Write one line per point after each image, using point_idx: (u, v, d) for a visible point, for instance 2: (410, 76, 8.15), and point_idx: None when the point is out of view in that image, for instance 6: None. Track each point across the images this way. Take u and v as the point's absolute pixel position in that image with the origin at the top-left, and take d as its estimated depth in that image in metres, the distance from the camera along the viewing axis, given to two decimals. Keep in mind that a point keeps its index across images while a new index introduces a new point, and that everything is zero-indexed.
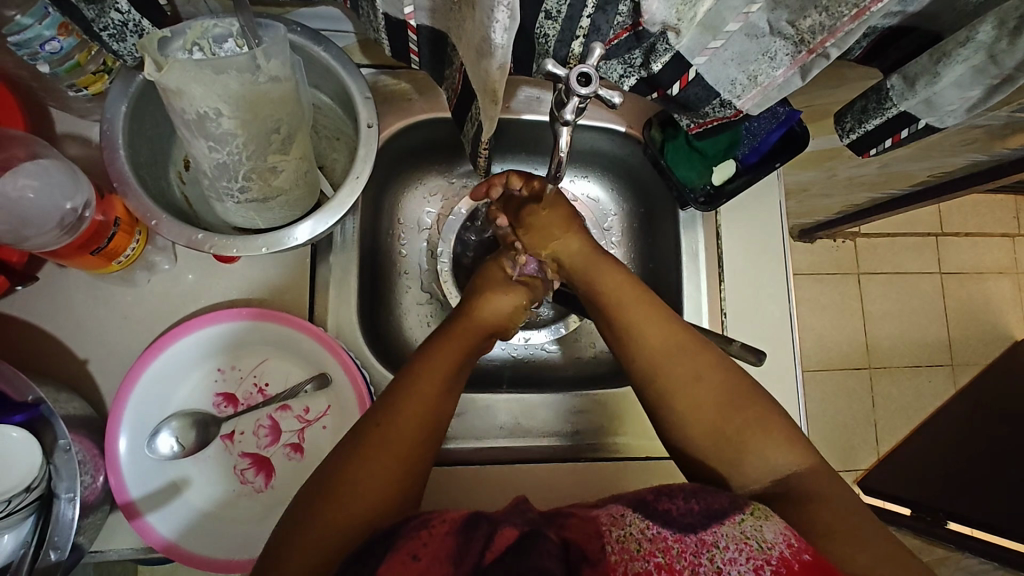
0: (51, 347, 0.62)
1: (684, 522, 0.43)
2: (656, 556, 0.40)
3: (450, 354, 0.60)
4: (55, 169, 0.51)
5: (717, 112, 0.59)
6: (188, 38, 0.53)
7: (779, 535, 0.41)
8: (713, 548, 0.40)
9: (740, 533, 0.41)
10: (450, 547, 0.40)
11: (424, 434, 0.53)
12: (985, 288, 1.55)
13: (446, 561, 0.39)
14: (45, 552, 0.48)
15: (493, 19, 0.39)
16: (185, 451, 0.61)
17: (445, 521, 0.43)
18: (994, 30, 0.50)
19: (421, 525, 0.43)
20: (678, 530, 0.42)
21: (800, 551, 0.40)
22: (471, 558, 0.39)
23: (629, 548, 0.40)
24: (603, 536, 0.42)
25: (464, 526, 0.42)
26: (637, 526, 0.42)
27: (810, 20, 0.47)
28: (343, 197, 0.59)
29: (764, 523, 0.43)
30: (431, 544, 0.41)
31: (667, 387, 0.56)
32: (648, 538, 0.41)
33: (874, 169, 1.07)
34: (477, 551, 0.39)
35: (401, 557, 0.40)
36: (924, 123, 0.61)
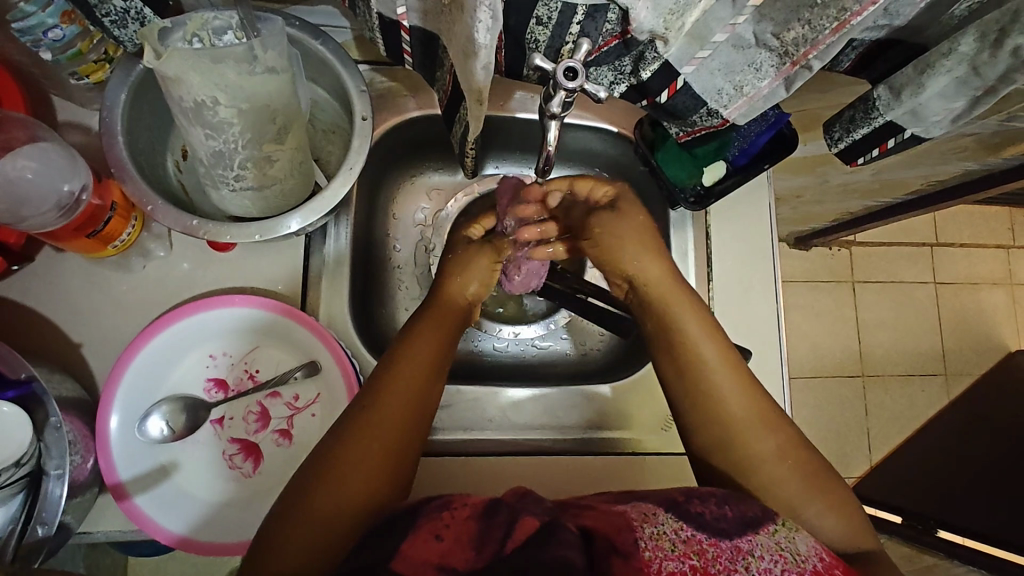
0: (45, 331, 0.63)
1: (717, 526, 0.42)
2: (691, 559, 0.39)
3: (416, 367, 0.55)
4: (54, 152, 0.53)
5: (704, 121, 0.61)
6: (188, 29, 0.54)
7: (811, 547, 0.42)
8: (750, 556, 0.40)
9: (774, 544, 0.42)
10: (472, 532, 0.41)
11: (411, 421, 0.53)
12: (979, 299, 1.56)
13: (468, 544, 0.39)
14: (33, 527, 0.48)
15: (475, 19, 0.41)
16: (175, 435, 0.62)
17: (467, 505, 0.44)
18: (977, 43, 0.51)
19: (443, 506, 0.44)
20: (715, 534, 0.42)
21: (831, 565, 0.41)
22: (492, 544, 0.39)
23: (664, 546, 0.40)
24: (635, 530, 0.41)
25: (485, 511, 0.43)
26: (671, 526, 0.42)
27: (795, 32, 0.47)
28: (336, 186, 0.60)
29: (797, 535, 0.43)
30: (455, 526, 0.41)
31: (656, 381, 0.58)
32: (683, 539, 0.41)
33: (869, 177, 1.08)
34: (498, 538, 0.39)
35: (425, 536, 0.40)
36: (909, 133, 0.62)
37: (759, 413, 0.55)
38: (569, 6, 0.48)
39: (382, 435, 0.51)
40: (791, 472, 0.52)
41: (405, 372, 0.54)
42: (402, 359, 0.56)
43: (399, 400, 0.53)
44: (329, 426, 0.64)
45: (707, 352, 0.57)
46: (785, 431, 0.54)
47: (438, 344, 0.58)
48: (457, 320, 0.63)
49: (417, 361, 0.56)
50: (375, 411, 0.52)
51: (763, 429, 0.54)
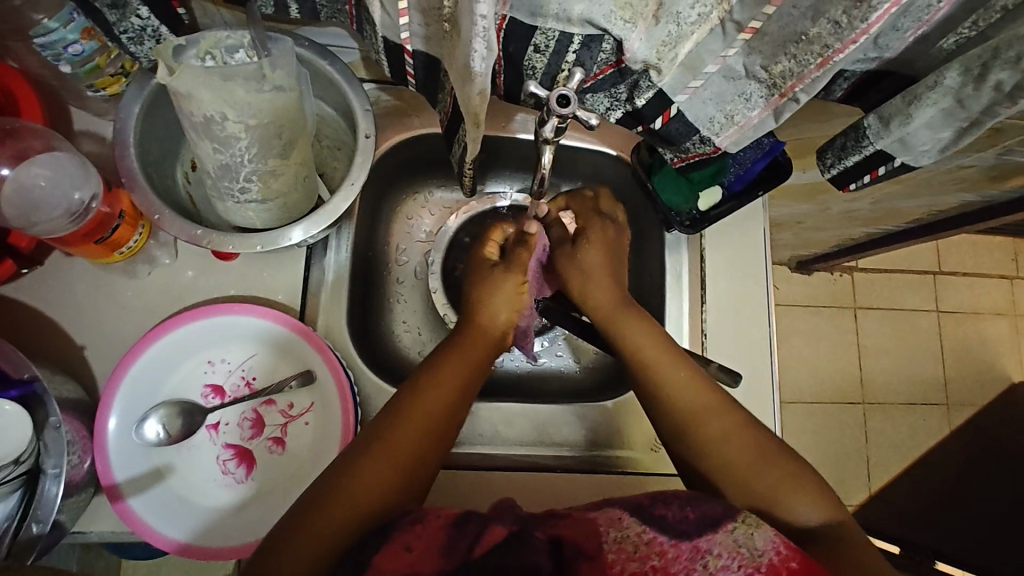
0: (51, 332, 0.65)
1: (679, 528, 0.43)
2: (652, 559, 0.41)
3: (444, 389, 0.56)
4: (68, 161, 0.55)
5: (698, 147, 0.62)
6: (202, 48, 0.56)
7: (769, 542, 0.42)
8: (708, 556, 0.41)
9: (732, 542, 0.42)
10: (442, 541, 0.41)
11: (412, 461, 0.52)
12: (982, 329, 1.55)
13: (440, 553, 0.40)
14: (28, 525, 0.50)
15: (472, 48, 0.42)
16: (172, 439, 0.63)
17: (439, 516, 0.44)
18: (960, 76, 0.52)
19: (416, 520, 0.44)
20: (676, 535, 0.42)
21: (788, 559, 0.40)
22: (461, 551, 0.40)
23: (627, 549, 0.41)
24: (600, 536, 0.43)
25: (458, 521, 0.43)
26: (633, 530, 0.43)
27: (781, 66, 0.49)
28: (337, 201, 0.62)
29: (756, 531, 0.43)
30: (425, 536, 0.42)
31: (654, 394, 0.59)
32: (645, 542, 0.42)
33: (869, 205, 1.08)
34: (467, 544, 0.40)
35: (396, 548, 0.41)
36: (899, 161, 0.63)
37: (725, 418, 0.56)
38: (566, 36, 0.50)
39: (376, 474, 0.50)
40: (749, 453, 0.54)
41: (433, 390, 0.55)
42: (436, 374, 0.57)
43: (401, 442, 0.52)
44: (321, 435, 0.65)
45: (658, 352, 0.60)
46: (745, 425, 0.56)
47: (474, 359, 0.60)
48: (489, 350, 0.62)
49: (447, 382, 0.56)
50: (376, 455, 0.51)
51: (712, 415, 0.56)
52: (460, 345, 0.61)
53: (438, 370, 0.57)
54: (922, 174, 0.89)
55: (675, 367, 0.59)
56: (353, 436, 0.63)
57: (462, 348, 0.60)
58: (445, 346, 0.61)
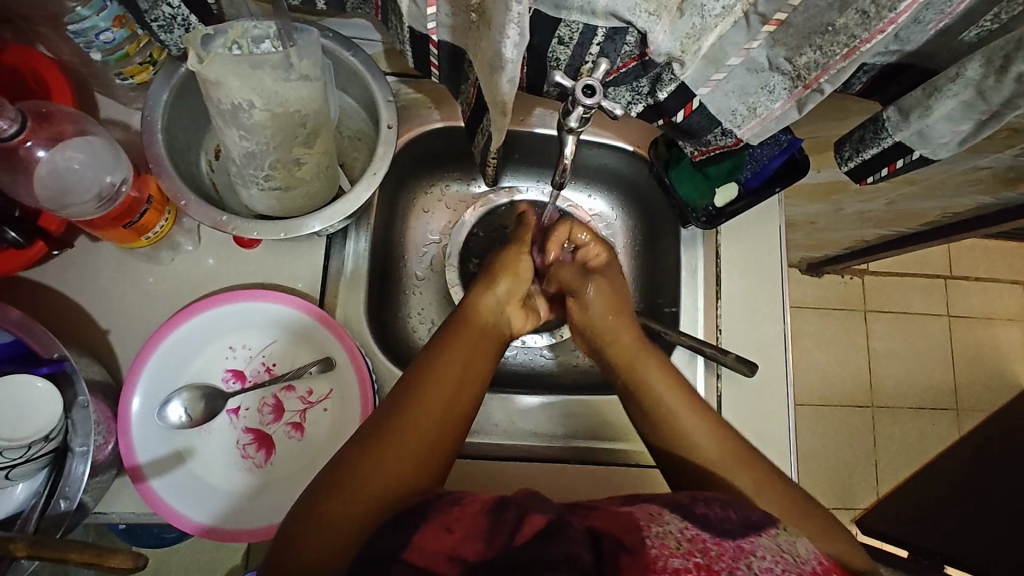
0: (76, 316, 0.66)
1: (722, 527, 0.43)
2: (695, 556, 0.40)
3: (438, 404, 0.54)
4: (101, 146, 0.56)
5: (719, 140, 0.63)
6: (229, 37, 0.56)
7: (811, 552, 0.43)
8: (752, 556, 0.40)
9: (776, 547, 0.42)
10: (481, 526, 0.41)
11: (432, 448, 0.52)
12: (995, 334, 1.54)
13: (479, 538, 0.40)
14: (56, 501, 0.51)
15: (504, 35, 0.43)
16: (193, 422, 0.64)
17: (476, 501, 0.44)
18: (982, 68, 0.51)
19: (454, 501, 0.44)
20: (718, 534, 0.42)
21: (829, 568, 0.42)
22: (502, 536, 0.40)
23: (670, 544, 0.40)
24: (642, 529, 0.42)
25: (496, 507, 0.43)
26: (676, 525, 0.42)
27: (807, 57, 0.49)
28: (359, 190, 0.63)
29: (797, 540, 0.44)
30: (465, 519, 0.42)
31: (664, 438, 0.58)
32: (688, 538, 0.41)
33: (882, 205, 1.08)
34: (507, 531, 0.40)
35: (436, 527, 0.41)
36: (918, 154, 0.62)
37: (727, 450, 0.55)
38: (590, 28, 0.51)
39: (388, 460, 0.50)
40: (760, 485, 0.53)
41: (438, 384, 0.55)
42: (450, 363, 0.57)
43: (414, 432, 0.52)
44: (339, 423, 0.65)
45: (670, 394, 0.59)
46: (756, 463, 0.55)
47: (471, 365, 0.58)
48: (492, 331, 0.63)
49: (438, 396, 0.54)
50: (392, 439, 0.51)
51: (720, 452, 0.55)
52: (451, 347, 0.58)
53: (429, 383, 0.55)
54: (938, 174, 0.89)
55: (694, 412, 0.58)
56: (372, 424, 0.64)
57: (472, 335, 0.61)
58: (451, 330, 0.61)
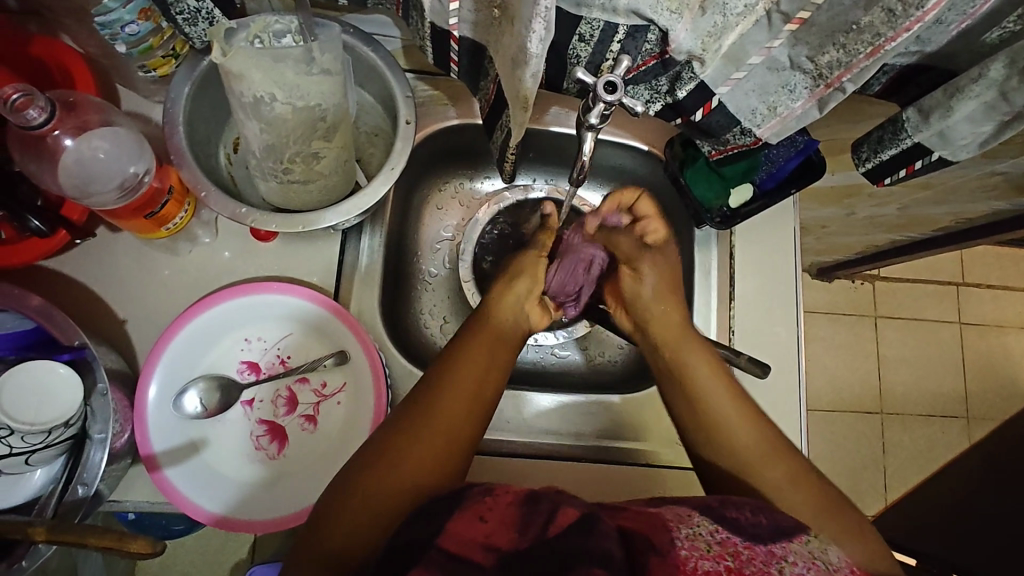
0: (94, 305, 0.66)
1: (751, 531, 0.42)
2: (726, 559, 0.38)
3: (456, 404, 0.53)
4: (127, 138, 0.57)
5: (738, 139, 0.63)
6: (251, 31, 0.57)
7: (843, 560, 0.41)
8: (783, 561, 0.39)
9: (808, 553, 0.41)
10: (515, 515, 0.40)
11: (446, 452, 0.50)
12: (1007, 343, 1.53)
13: (511, 527, 0.39)
14: (73, 487, 0.51)
15: (530, 29, 0.43)
16: (208, 412, 0.64)
17: (509, 491, 0.43)
18: (1005, 69, 0.51)
19: (486, 491, 0.43)
20: (749, 537, 0.41)
21: None
22: (534, 529, 0.39)
23: (699, 546, 0.39)
24: (671, 530, 0.41)
25: (529, 499, 0.42)
26: (706, 528, 0.41)
27: (829, 56, 0.49)
28: (377, 185, 0.63)
29: (829, 548, 0.42)
30: (497, 509, 0.41)
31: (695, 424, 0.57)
32: (719, 541, 0.40)
33: (895, 210, 1.07)
34: (540, 523, 0.39)
35: (469, 517, 0.40)
36: (937, 156, 0.61)
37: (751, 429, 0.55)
38: (611, 26, 0.51)
39: (403, 465, 0.48)
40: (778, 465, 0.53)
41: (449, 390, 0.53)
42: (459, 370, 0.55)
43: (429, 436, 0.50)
44: (352, 416, 0.66)
45: (702, 379, 0.58)
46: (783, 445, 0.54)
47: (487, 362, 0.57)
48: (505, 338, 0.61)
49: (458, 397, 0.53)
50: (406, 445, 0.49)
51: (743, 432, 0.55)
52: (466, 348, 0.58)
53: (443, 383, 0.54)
54: (953, 178, 0.88)
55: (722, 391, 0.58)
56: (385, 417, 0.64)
57: (484, 342, 0.59)
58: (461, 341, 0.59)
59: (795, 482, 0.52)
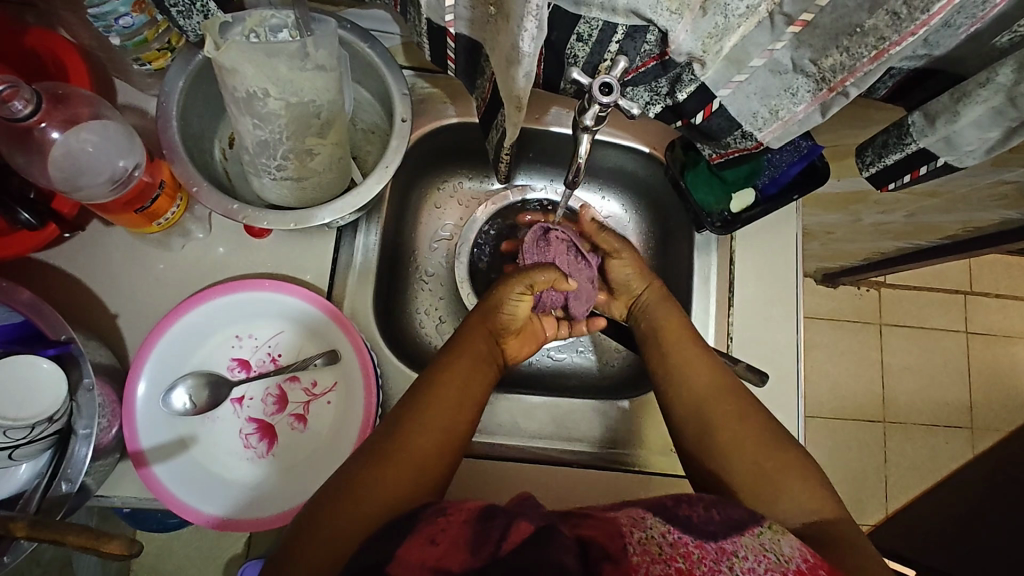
0: (86, 299, 0.66)
1: (705, 529, 0.42)
2: (677, 561, 0.39)
3: (431, 438, 0.53)
4: (116, 131, 0.56)
5: (739, 143, 0.62)
6: (246, 25, 0.56)
7: (796, 549, 0.42)
8: (733, 557, 0.40)
9: (759, 545, 0.41)
10: (467, 536, 0.41)
11: (431, 468, 0.51)
12: (1014, 353, 1.50)
13: (464, 549, 0.39)
14: (57, 483, 0.51)
15: (522, 28, 0.42)
16: (197, 409, 0.64)
17: (463, 510, 0.44)
18: (1015, 73, 0.49)
19: (439, 512, 0.44)
20: (700, 536, 0.42)
21: (816, 566, 0.40)
22: (488, 547, 0.39)
23: (651, 550, 0.40)
24: (625, 536, 0.42)
25: (481, 516, 0.42)
26: (658, 530, 0.42)
27: (832, 59, 0.48)
28: (371, 183, 0.63)
29: (783, 537, 0.43)
30: (450, 531, 0.41)
31: (681, 407, 0.59)
32: (670, 542, 0.41)
33: (902, 217, 1.06)
34: (494, 541, 0.39)
35: (420, 540, 0.41)
36: (942, 161, 0.60)
37: (732, 409, 0.57)
38: (610, 25, 0.50)
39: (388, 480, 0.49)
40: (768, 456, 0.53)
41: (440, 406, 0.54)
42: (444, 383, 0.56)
43: (415, 452, 0.51)
44: (342, 416, 0.65)
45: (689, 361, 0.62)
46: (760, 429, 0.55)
47: (468, 390, 0.57)
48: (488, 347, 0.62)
49: (433, 428, 0.53)
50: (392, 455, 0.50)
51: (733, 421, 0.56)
52: (448, 373, 0.57)
53: (421, 415, 0.54)
54: (961, 186, 0.86)
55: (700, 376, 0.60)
56: (375, 417, 0.63)
57: (468, 349, 0.60)
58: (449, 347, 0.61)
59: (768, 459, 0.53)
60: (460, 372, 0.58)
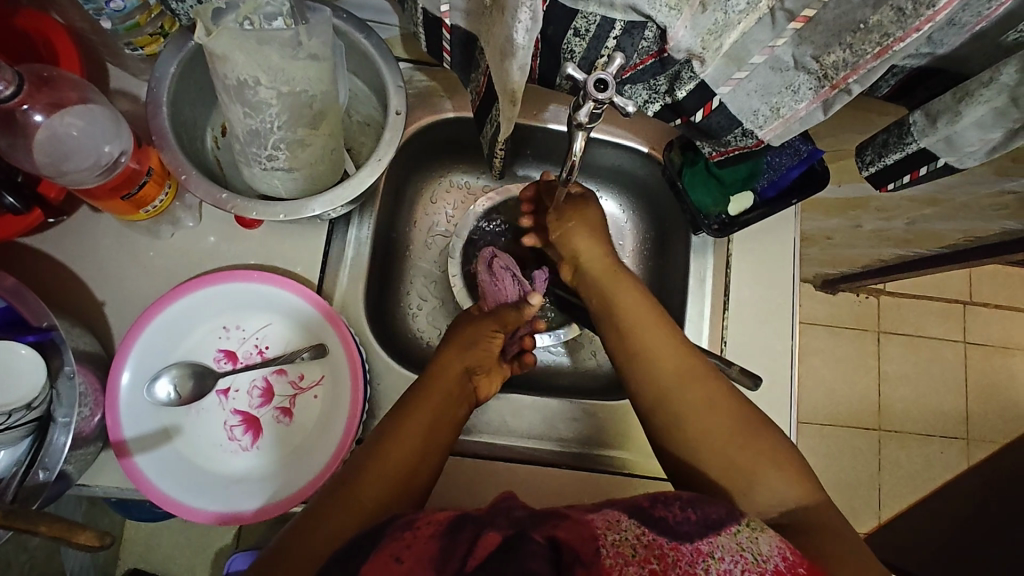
0: (73, 286, 0.65)
1: (680, 530, 0.42)
2: (650, 563, 0.39)
3: (411, 442, 0.54)
4: (101, 116, 0.56)
5: (739, 141, 0.61)
6: (241, 12, 0.54)
7: (775, 547, 0.41)
8: (710, 559, 0.40)
9: (735, 545, 0.41)
10: (433, 553, 0.39)
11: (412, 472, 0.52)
12: (1012, 365, 1.49)
13: (429, 566, 0.38)
14: (34, 471, 0.50)
15: (516, 19, 0.42)
16: (181, 400, 0.63)
17: (430, 524, 0.42)
18: (1019, 73, 0.48)
19: (405, 527, 0.42)
20: (675, 538, 0.41)
21: (795, 564, 0.40)
22: (454, 564, 0.38)
23: (625, 552, 0.40)
24: (598, 539, 0.41)
25: (449, 530, 0.41)
26: (632, 532, 0.41)
27: (835, 56, 0.47)
28: (363, 175, 0.62)
29: (760, 536, 0.42)
30: (415, 548, 0.40)
31: (656, 393, 0.56)
32: (644, 544, 0.40)
33: (901, 224, 1.05)
34: (461, 556, 0.39)
35: (385, 559, 0.40)
36: (943, 162, 0.59)
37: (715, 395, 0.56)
38: (608, 21, 0.49)
39: (365, 493, 0.50)
40: (736, 430, 0.53)
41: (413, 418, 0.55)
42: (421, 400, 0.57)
43: (392, 460, 0.52)
44: (327, 412, 0.64)
45: (650, 334, 0.59)
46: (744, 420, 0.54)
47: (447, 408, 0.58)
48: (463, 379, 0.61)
49: (407, 439, 0.54)
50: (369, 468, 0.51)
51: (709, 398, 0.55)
52: (427, 391, 0.58)
53: (398, 429, 0.54)
54: (962, 195, 0.85)
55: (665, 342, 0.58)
56: (361, 411, 0.62)
57: (449, 372, 0.60)
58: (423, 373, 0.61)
59: (758, 453, 0.52)
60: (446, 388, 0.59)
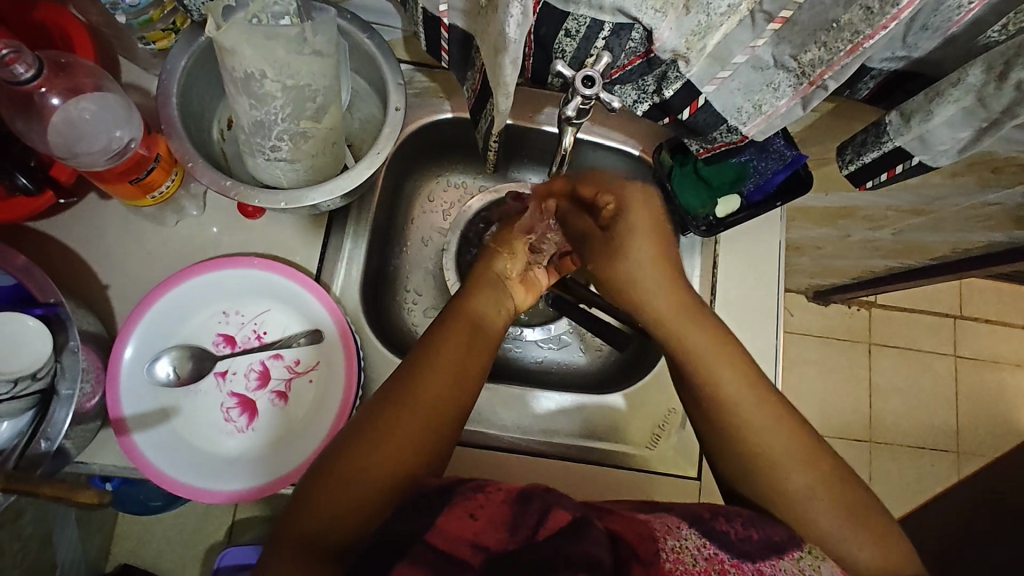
0: (78, 270, 0.68)
1: (741, 548, 0.44)
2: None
3: (410, 424, 0.52)
4: (115, 104, 0.58)
5: (724, 137, 0.64)
6: (250, 11, 0.57)
7: None
8: None
9: (797, 569, 0.43)
10: (505, 516, 0.41)
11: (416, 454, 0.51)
12: (1002, 379, 1.51)
13: (502, 528, 0.40)
14: (36, 442, 0.51)
15: (508, 13, 0.44)
16: (180, 380, 0.65)
17: (500, 490, 0.44)
18: (983, 74, 0.51)
19: (478, 488, 0.44)
20: (737, 555, 0.43)
21: None
22: (525, 531, 0.39)
23: (685, 560, 0.41)
24: (658, 542, 0.42)
25: (520, 498, 0.42)
26: (694, 542, 0.43)
27: (811, 54, 0.50)
28: (362, 168, 0.64)
29: (821, 563, 0.45)
30: (490, 507, 0.42)
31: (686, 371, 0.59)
32: (705, 556, 0.42)
33: (889, 235, 1.07)
34: (531, 527, 0.40)
35: (459, 514, 0.41)
36: (917, 160, 0.61)
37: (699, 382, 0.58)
38: (597, 22, 0.52)
39: (362, 478, 0.49)
40: (783, 444, 0.54)
41: (418, 393, 0.53)
42: (427, 367, 0.55)
43: (390, 444, 0.51)
44: (321, 396, 0.66)
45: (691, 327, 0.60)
46: (727, 406, 0.56)
47: (451, 392, 0.55)
48: (480, 338, 0.59)
49: (408, 420, 0.52)
50: (369, 447, 0.50)
51: (752, 400, 0.56)
52: (434, 356, 0.56)
53: (399, 413, 0.52)
54: (946, 205, 0.88)
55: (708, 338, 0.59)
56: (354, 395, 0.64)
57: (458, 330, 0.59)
58: (434, 330, 0.59)
59: (780, 458, 0.54)
60: (454, 346, 0.57)
